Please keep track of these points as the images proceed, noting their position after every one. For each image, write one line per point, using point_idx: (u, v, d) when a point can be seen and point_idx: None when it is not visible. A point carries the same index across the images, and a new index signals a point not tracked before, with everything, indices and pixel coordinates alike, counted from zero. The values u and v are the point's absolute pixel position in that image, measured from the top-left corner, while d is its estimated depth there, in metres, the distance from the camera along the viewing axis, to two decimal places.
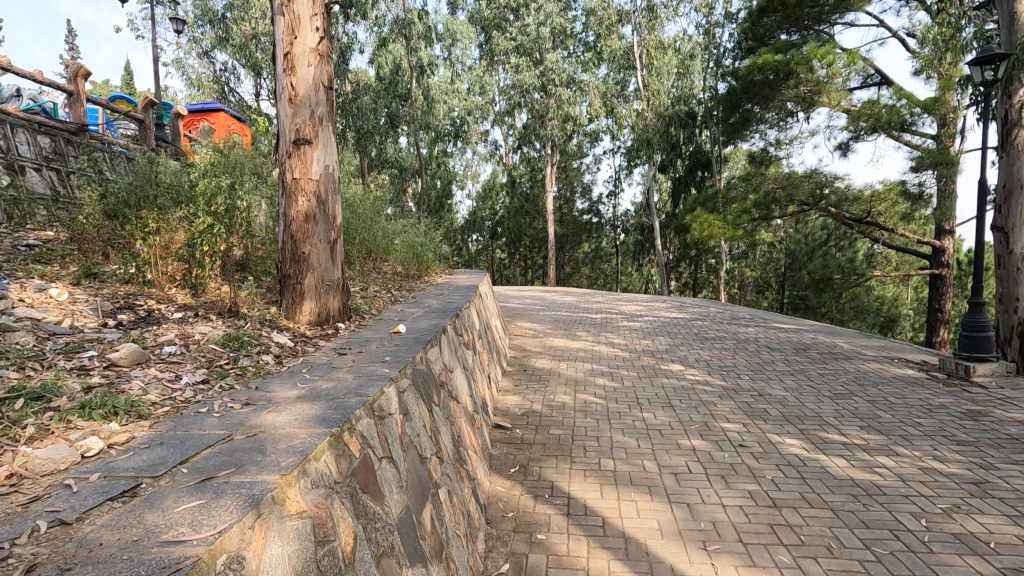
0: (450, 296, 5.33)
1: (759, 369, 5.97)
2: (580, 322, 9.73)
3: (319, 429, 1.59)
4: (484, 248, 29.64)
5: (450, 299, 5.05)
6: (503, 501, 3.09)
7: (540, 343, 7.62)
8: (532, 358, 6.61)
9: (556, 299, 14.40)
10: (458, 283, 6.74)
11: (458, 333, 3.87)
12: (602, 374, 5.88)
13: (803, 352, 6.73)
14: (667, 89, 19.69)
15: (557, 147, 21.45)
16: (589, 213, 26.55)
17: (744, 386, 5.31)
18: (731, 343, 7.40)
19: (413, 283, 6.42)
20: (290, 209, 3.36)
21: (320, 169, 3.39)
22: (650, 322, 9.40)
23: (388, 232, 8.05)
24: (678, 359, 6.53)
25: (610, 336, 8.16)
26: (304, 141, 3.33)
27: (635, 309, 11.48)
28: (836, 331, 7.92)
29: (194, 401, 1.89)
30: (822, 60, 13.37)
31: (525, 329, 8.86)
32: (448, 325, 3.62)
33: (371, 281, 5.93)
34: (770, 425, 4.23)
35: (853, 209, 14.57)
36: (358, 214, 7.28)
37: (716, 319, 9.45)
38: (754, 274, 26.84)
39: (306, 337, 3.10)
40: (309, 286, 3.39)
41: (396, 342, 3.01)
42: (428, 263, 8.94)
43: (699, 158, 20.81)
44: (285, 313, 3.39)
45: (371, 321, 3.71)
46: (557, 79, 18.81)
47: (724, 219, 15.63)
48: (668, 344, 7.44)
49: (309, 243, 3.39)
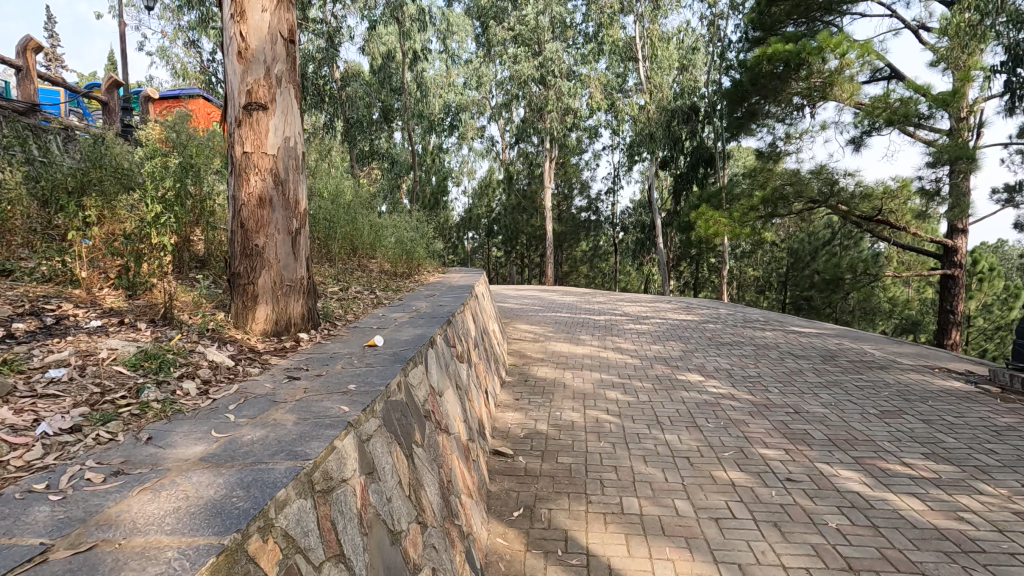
0: (442, 299, 4.67)
1: (787, 380, 5.35)
2: (582, 325, 9.07)
3: (203, 535, 0.94)
4: (481, 247, 28.96)
5: (442, 301, 4.41)
6: (506, 560, 2.44)
7: (541, 349, 6.96)
8: (533, 367, 5.94)
9: (556, 299, 13.72)
10: (452, 283, 6.06)
11: (450, 344, 3.21)
12: (612, 386, 5.23)
13: (832, 360, 6.10)
14: (670, 83, 19.09)
15: (556, 142, 20.84)
16: (587, 210, 25.94)
17: (777, 401, 4.66)
18: (750, 350, 6.75)
19: (401, 283, 5.76)
20: (240, 191, 2.70)
21: (277, 141, 2.72)
22: (657, 325, 8.75)
23: (376, 227, 7.36)
24: (694, 368, 5.89)
25: (616, 340, 7.53)
26: (257, 107, 2.67)
27: (640, 310, 10.84)
28: (862, 336, 7.29)
29: (35, 470, 1.23)
30: (834, 49, 12.70)
31: (524, 332, 8.22)
32: (438, 336, 2.98)
33: (353, 281, 5.26)
34: (818, 452, 3.59)
35: (864, 207, 13.99)
36: (340, 206, 6.59)
37: (728, 322, 8.81)
38: (755, 273, 26.31)
39: (256, 354, 2.44)
40: (265, 287, 2.72)
41: (369, 360, 2.35)
42: (420, 260, 8.26)
43: (701, 155, 20.21)
44: (233, 321, 2.73)
45: (342, 330, 3.05)
46: (556, 70, 18.19)
47: (730, 217, 15.03)
48: (681, 350, 6.80)
49: (264, 233, 2.72)
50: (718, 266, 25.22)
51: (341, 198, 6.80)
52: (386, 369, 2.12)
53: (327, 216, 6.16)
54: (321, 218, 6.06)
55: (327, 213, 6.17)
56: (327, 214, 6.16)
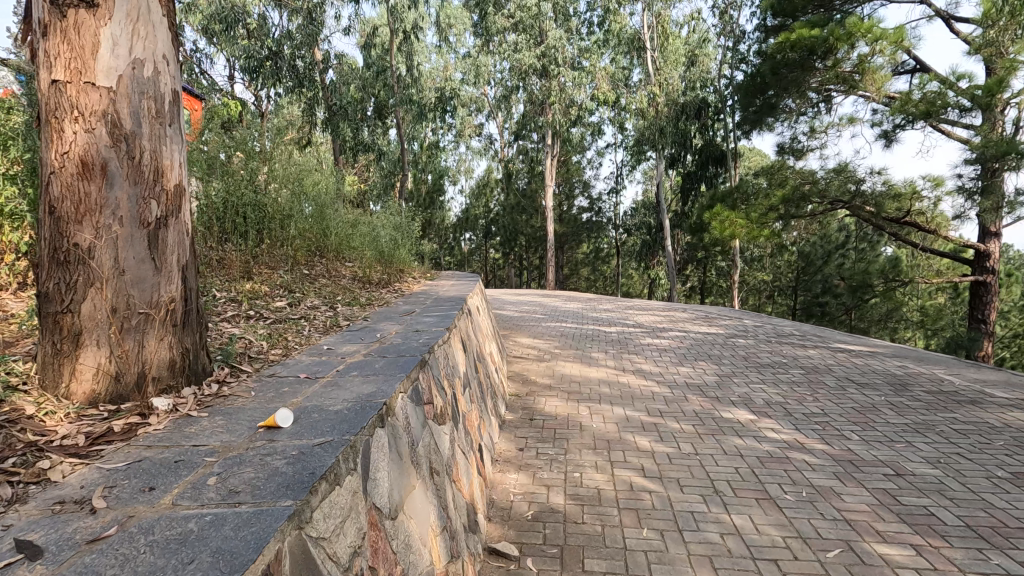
0: (424, 316, 3.52)
1: (864, 420, 4.21)
2: (592, 338, 7.93)
3: None
4: (478, 249, 27.86)
5: (420, 321, 3.27)
6: None
7: (546, 372, 5.79)
8: (538, 399, 4.78)
9: (558, 305, 12.53)
10: (441, 292, 4.92)
11: (421, 401, 2.06)
12: (642, 428, 4.07)
13: (907, 391, 4.96)
14: (679, 75, 17.99)
15: (557, 137, 19.72)
16: (588, 211, 24.75)
17: (867, 457, 3.52)
18: (800, 375, 5.59)
19: (372, 294, 4.60)
20: (50, 151, 1.63)
21: (114, 63, 1.65)
22: (679, 340, 7.61)
23: (352, 224, 6.21)
24: (739, 401, 4.75)
25: (635, 360, 6.38)
26: (72, 6, 1.60)
27: (653, 320, 9.69)
28: (929, 358, 6.13)
29: None
30: (866, 35, 11.56)
31: (525, 348, 7.07)
32: (401, 393, 1.83)
33: (308, 293, 4.13)
34: (967, 556, 2.44)
35: (891, 208, 13.00)
36: (303, 199, 5.41)
37: (760, 337, 7.66)
38: (764, 278, 25.18)
39: (30, 455, 1.27)
40: (94, 318, 1.62)
41: (247, 470, 1.19)
42: (402, 262, 7.08)
43: (711, 153, 19.16)
44: (42, 381, 1.62)
45: (243, 384, 1.88)
46: (559, 59, 16.97)
47: (748, 218, 13.82)
48: (715, 375, 5.65)
49: (92, 221, 1.63)
50: (725, 270, 24.09)
51: (310, 183, 5.67)
52: (259, 518, 0.97)
53: (287, 210, 5.08)
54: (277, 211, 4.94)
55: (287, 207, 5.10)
56: (284, 206, 5.06)
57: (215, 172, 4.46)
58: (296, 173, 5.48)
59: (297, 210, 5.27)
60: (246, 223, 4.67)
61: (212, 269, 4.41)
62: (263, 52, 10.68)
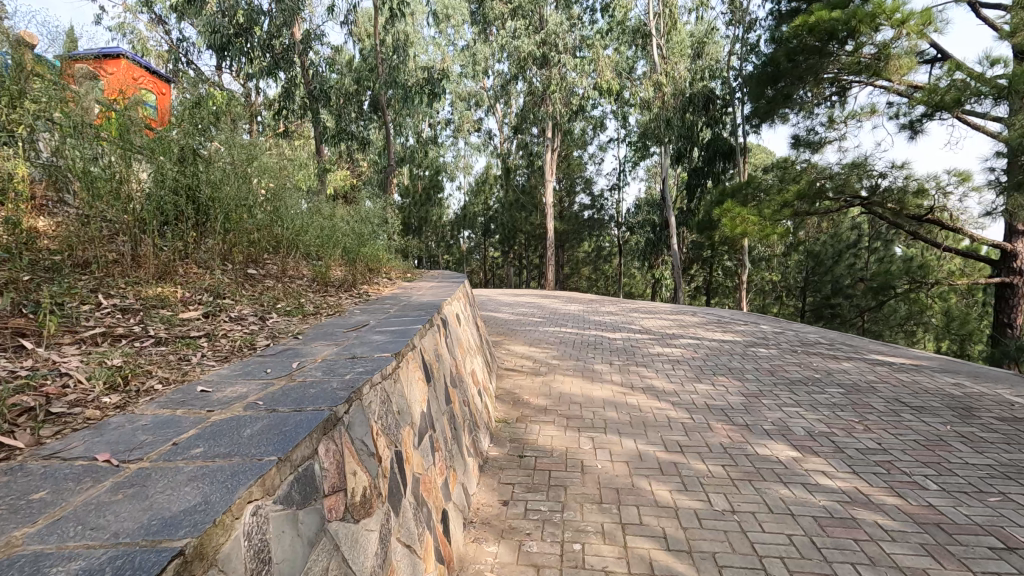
0: (377, 330, 2.68)
1: (938, 461, 3.37)
2: (594, 346, 7.11)
3: None
4: (477, 247, 27.03)
5: (369, 339, 2.43)
6: None
7: (542, 391, 4.93)
8: (530, 428, 3.94)
9: (557, 308, 11.65)
10: (414, 298, 4.08)
11: (313, 494, 1.21)
12: (659, 471, 3.23)
13: (975, 419, 4.13)
14: (687, 65, 17.15)
15: (557, 130, 18.89)
16: (590, 208, 23.91)
17: (959, 520, 2.69)
18: (841, 396, 4.74)
19: (327, 299, 3.74)
20: None
21: None
22: (693, 349, 6.76)
23: (313, 221, 5.35)
24: (774, 430, 3.91)
25: (645, 374, 5.56)
26: None
27: (660, 325, 8.83)
28: (988, 375, 5.29)
29: None
30: (890, 18, 10.49)
31: (519, 359, 6.24)
32: (257, 499, 1.01)
33: (241, 299, 3.28)
34: None
35: (915, 205, 12.21)
36: (246, 185, 4.50)
37: (784, 347, 6.80)
38: (773, 279, 24.26)
39: None
40: None
41: None
42: (377, 260, 6.23)
43: (718, 147, 18.47)
44: None
45: None
46: (560, 47, 16.12)
47: (760, 214, 12.76)
48: (739, 395, 4.79)
49: None
50: (732, 270, 23.17)
51: (260, 168, 4.81)
52: None
53: (233, 197, 4.22)
54: (220, 198, 4.07)
55: (233, 192, 4.24)
56: (229, 191, 4.20)
57: (140, 149, 3.63)
58: (243, 155, 4.63)
59: (246, 198, 4.42)
60: (177, 211, 3.81)
61: (122, 269, 3.52)
62: (232, 28, 9.80)
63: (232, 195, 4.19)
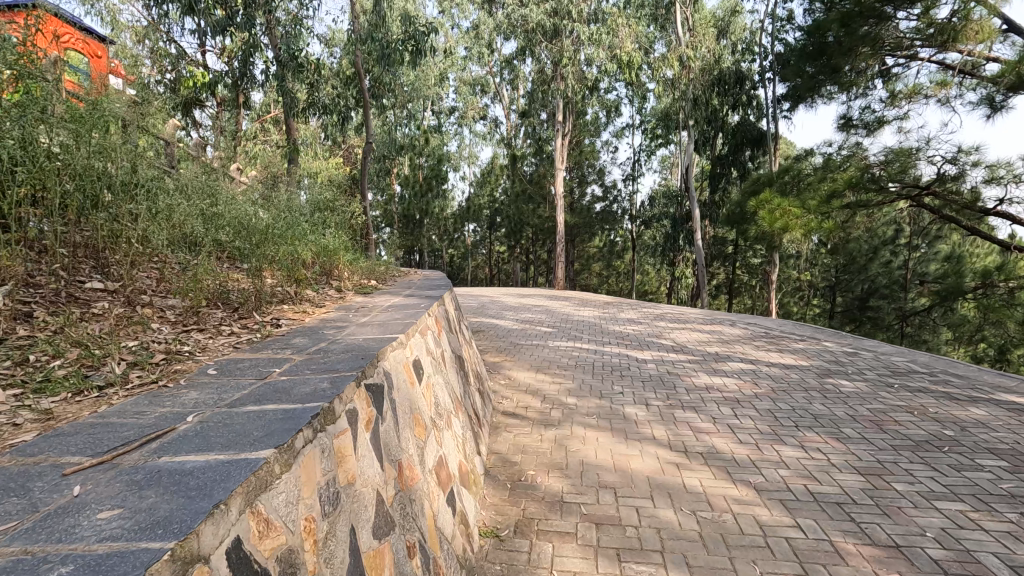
0: (171, 459, 1.08)
1: None
2: (621, 372, 5.50)
3: None
4: (483, 240, 25.48)
5: (78, 532, 0.83)
6: None
7: (553, 460, 3.34)
8: (538, 550, 2.38)
9: (569, 312, 10.05)
10: (344, 332, 2.47)
11: None
12: None
13: None
14: (713, 40, 15.42)
15: (569, 112, 17.09)
16: (602, 200, 22.21)
17: None
18: (1012, 477, 3.12)
19: (183, 340, 2.15)
20: None
21: None
22: (751, 379, 5.14)
23: (224, 205, 3.66)
24: (953, 565, 2.31)
25: (701, 426, 3.94)
26: None
27: (698, 340, 7.23)
28: None
29: None
30: None
31: (524, 396, 4.64)
32: None
33: None
34: None
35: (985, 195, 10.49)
36: (89, 140, 2.74)
37: (872, 378, 5.15)
38: (800, 278, 22.51)
39: None
40: None
41: None
42: (335, 257, 4.63)
43: (746, 133, 16.53)
44: None
45: None
46: (573, 13, 14.38)
47: (804, 205, 10.90)
48: (851, 472, 3.19)
49: None
50: (757, 267, 21.47)
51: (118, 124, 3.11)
52: None
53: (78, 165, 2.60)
54: (65, 167, 2.53)
55: (91, 160, 2.71)
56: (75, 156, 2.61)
57: None
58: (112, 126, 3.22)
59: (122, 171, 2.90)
60: None
61: None
62: None
63: (92, 164, 2.68)
